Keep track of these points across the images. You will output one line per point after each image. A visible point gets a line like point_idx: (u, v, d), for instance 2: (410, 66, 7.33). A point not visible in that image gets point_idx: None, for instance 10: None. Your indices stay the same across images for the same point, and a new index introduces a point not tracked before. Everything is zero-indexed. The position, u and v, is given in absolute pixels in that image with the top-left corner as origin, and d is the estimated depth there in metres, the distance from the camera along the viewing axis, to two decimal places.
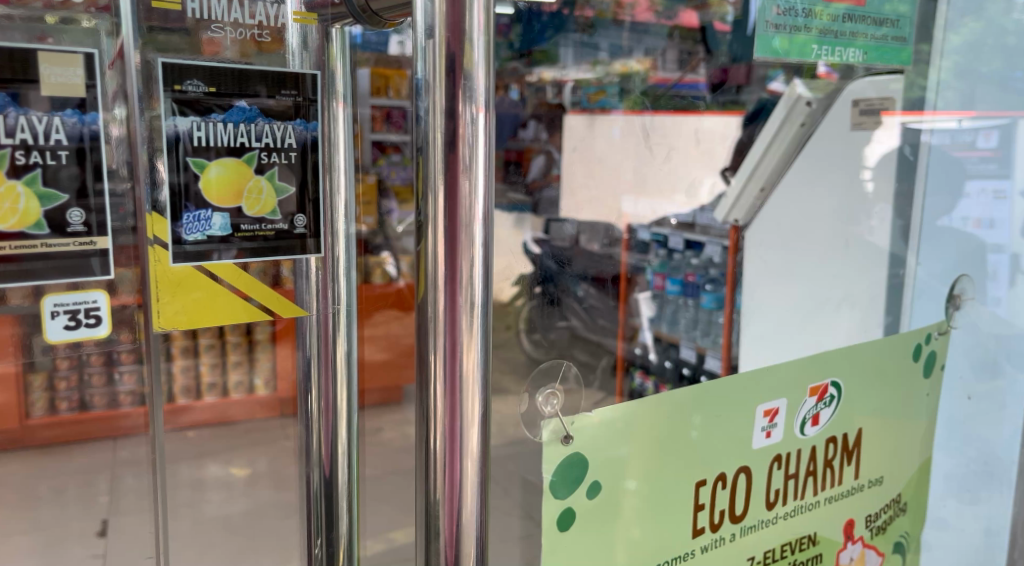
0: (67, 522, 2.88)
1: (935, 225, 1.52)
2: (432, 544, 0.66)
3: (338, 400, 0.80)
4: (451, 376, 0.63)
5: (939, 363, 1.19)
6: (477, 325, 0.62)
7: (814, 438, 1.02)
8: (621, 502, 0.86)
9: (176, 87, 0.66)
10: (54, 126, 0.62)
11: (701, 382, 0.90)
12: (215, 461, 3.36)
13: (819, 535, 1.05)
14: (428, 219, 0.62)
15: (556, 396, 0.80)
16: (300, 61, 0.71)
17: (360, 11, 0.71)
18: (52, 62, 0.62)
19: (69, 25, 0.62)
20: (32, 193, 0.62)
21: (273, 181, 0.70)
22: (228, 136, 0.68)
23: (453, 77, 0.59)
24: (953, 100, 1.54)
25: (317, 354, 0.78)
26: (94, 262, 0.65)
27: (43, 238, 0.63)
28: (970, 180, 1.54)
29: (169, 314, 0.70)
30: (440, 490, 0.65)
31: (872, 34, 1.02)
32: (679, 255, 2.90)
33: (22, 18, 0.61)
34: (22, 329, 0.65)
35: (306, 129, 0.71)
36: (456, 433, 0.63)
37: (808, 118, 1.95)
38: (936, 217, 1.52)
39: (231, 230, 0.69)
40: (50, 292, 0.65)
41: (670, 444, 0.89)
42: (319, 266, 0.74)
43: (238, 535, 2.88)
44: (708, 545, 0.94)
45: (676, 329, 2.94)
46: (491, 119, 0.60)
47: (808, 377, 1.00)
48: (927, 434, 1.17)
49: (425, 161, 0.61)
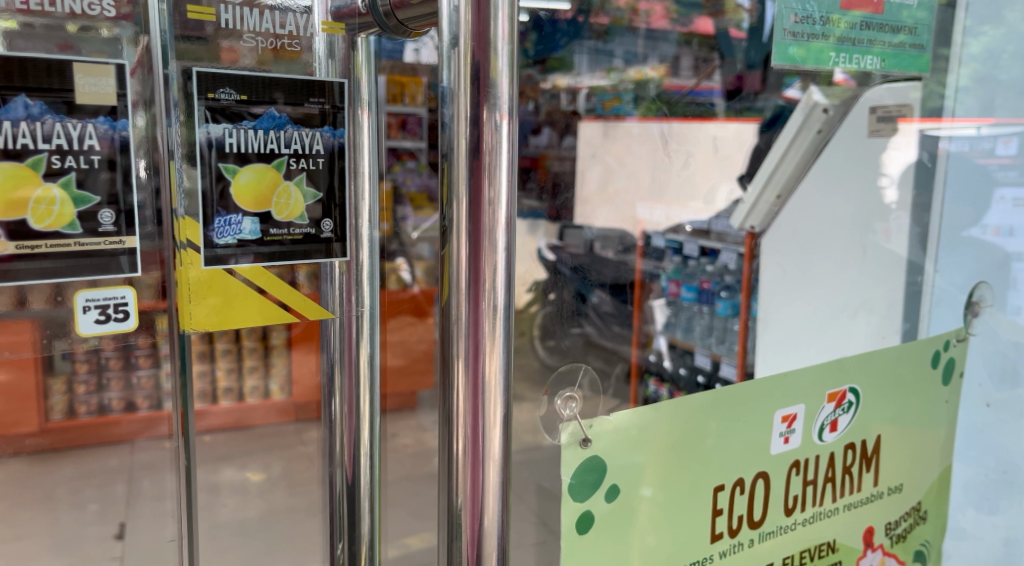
0: (84, 524, 2.89)
1: (960, 235, 1.54)
2: (454, 543, 0.67)
3: (362, 403, 0.81)
4: (474, 380, 0.63)
5: (959, 370, 1.18)
6: (500, 332, 0.63)
7: (833, 444, 1.02)
8: (638, 508, 0.87)
9: (210, 95, 0.67)
10: (87, 132, 0.64)
11: (716, 387, 0.91)
12: (230, 467, 3.39)
13: (838, 542, 1.05)
14: (452, 224, 0.63)
15: (575, 400, 0.81)
16: (327, 69, 0.72)
17: (386, 19, 0.71)
18: (87, 72, 0.63)
19: (90, 33, 0.63)
20: (66, 194, 0.63)
21: (301, 186, 0.71)
22: (258, 143, 0.69)
23: (477, 85, 0.60)
24: (974, 107, 1.58)
25: (340, 356, 0.79)
26: (122, 260, 0.66)
27: (76, 237, 0.64)
28: (998, 188, 1.58)
29: (200, 316, 0.71)
30: (463, 492, 0.65)
31: (889, 41, 1.04)
32: (694, 262, 3.00)
33: (43, 26, 0.62)
34: (41, 331, 0.66)
35: (334, 136, 0.72)
36: (479, 436, 0.64)
37: (825, 126, 2.00)
38: (960, 229, 1.55)
39: (261, 233, 0.70)
40: (81, 287, 0.66)
41: (687, 449, 0.90)
42: (343, 270, 0.75)
43: (254, 539, 2.88)
44: (726, 551, 0.95)
45: (691, 337, 2.96)
46: (515, 126, 0.61)
47: (826, 384, 1.00)
48: (946, 442, 1.17)
49: (450, 168, 0.62)
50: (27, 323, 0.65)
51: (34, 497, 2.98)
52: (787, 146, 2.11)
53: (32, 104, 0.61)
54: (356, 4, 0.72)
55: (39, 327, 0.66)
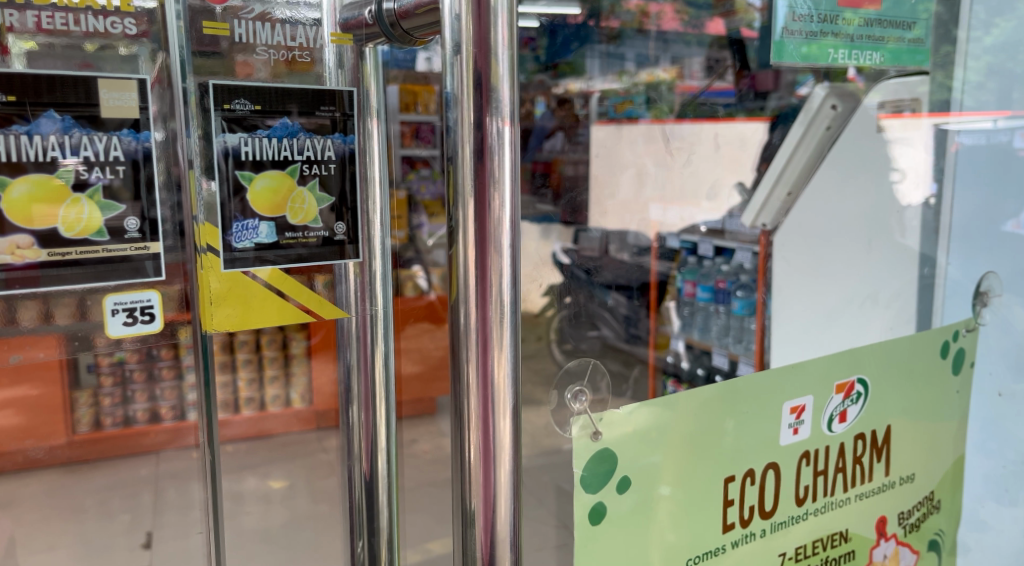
0: (111, 535, 2.92)
1: (1005, 230, 1.51)
2: (468, 532, 0.69)
3: (377, 408, 0.83)
4: (484, 377, 0.65)
5: (969, 360, 1.19)
6: (508, 331, 0.65)
7: (843, 434, 1.03)
8: (655, 506, 0.89)
9: (226, 106, 0.70)
10: (112, 144, 0.66)
11: (726, 382, 0.92)
12: (253, 474, 3.37)
13: (851, 531, 1.06)
14: (459, 226, 0.65)
15: (585, 394, 0.83)
16: (336, 78, 0.74)
17: (391, 29, 0.73)
18: (111, 87, 0.66)
19: (107, 52, 0.66)
20: (95, 204, 0.66)
21: (314, 191, 0.74)
22: (272, 150, 0.71)
23: (479, 91, 0.62)
24: (989, 99, 1.58)
25: (356, 361, 0.82)
26: (147, 265, 0.69)
27: (104, 244, 0.67)
28: None
29: (221, 318, 0.73)
30: (475, 491, 0.67)
31: (896, 37, 1.04)
32: (709, 262, 2.91)
33: (63, 46, 0.65)
34: (67, 347, 0.68)
35: (345, 142, 0.75)
36: (489, 433, 0.66)
37: (833, 122, 2.00)
38: (1005, 222, 1.51)
39: (278, 237, 0.73)
40: (109, 292, 0.69)
41: (700, 444, 0.91)
42: (357, 272, 0.78)
43: (276, 546, 2.91)
44: (739, 541, 0.96)
45: (708, 336, 2.90)
46: (517, 130, 0.63)
47: (834, 375, 1.01)
48: (958, 432, 1.19)
49: (455, 170, 0.64)
50: (54, 337, 0.68)
51: (61, 509, 3.02)
52: (796, 145, 2.12)
53: (61, 118, 0.64)
54: (363, 15, 0.74)
55: (66, 340, 0.68)
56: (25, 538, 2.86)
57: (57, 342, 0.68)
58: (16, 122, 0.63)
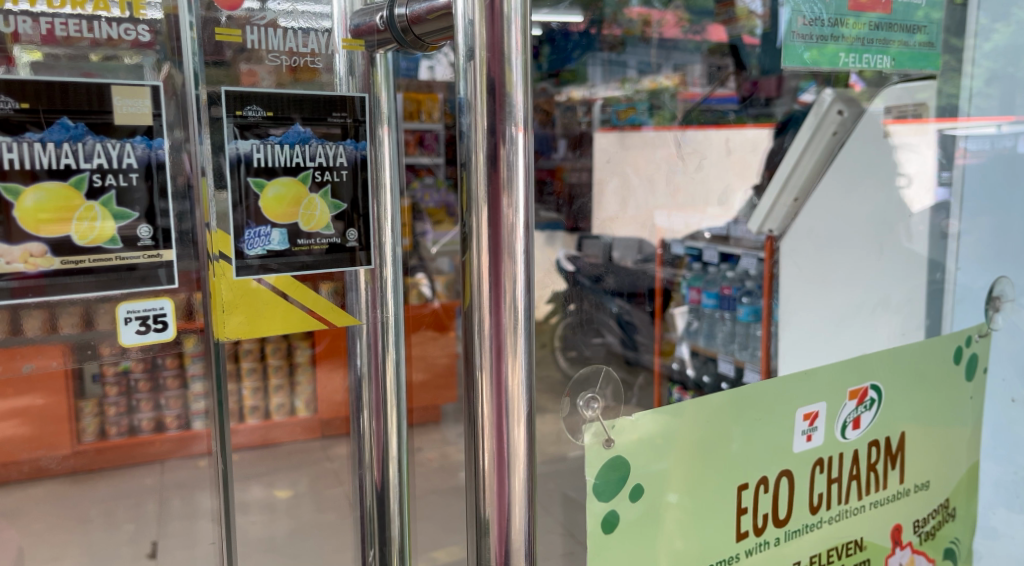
0: (117, 545, 2.91)
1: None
2: (482, 541, 0.68)
3: (389, 415, 0.83)
4: (498, 386, 0.65)
5: (982, 366, 1.19)
6: (522, 338, 0.64)
7: (856, 441, 1.03)
8: (663, 513, 0.88)
9: (238, 113, 0.69)
10: (125, 151, 0.66)
11: (735, 390, 0.92)
12: (259, 483, 3.39)
13: (865, 540, 1.05)
14: (473, 231, 0.65)
15: (597, 401, 0.83)
16: (347, 85, 0.74)
17: (403, 35, 0.72)
18: (124, 94, 0.66)
19: (114, 62, 0.66)
20: (108, 212, 0.66)
21: (326, 198, 0.74)
22: (284, 157, 0.71)
23: (493, 96, 0.62)
24: (993, 106, 1.52)
25: (367, 371, 0.81)
26: (160, 273, 0.69)
27: (117, 252, 0.67)
28: None
29: (232, 326, 0.73)
30: (489, 499, 0.67)
31: (905, 41, 1.04)
32: (714, 269, 2.98)
33: (67, 56, 0.64)
34: (75, 358, 0.68)
35: (357, 149, 0.75)
36: (503, 441, 0.65)
37: (840, 128, 2.01)
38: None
39: (289, 244, 0.73)
40: (121, 301, 0.68)
41: (710, 451, 0.90)
42: (368, 279, 0.78)
43: (279, 554, 2.91)
44: (752, 549, 0.95)
45: (713, 343, 2.94)
46: (531, 136, 0.63)
47: (846, 381, 1.01)
48: (973, 439, 1.18)
49: (469, 176, 0.64)
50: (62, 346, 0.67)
51: (67, 518, 3.02)
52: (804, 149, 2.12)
53: (73, 126, 0.64)
54: (374, 20, 0.73)
55: (74, 351, 0.68)
56: (31, 549, 2.85)
57: (65, 352, 0.67)
58: (29, 129, 0.63)
